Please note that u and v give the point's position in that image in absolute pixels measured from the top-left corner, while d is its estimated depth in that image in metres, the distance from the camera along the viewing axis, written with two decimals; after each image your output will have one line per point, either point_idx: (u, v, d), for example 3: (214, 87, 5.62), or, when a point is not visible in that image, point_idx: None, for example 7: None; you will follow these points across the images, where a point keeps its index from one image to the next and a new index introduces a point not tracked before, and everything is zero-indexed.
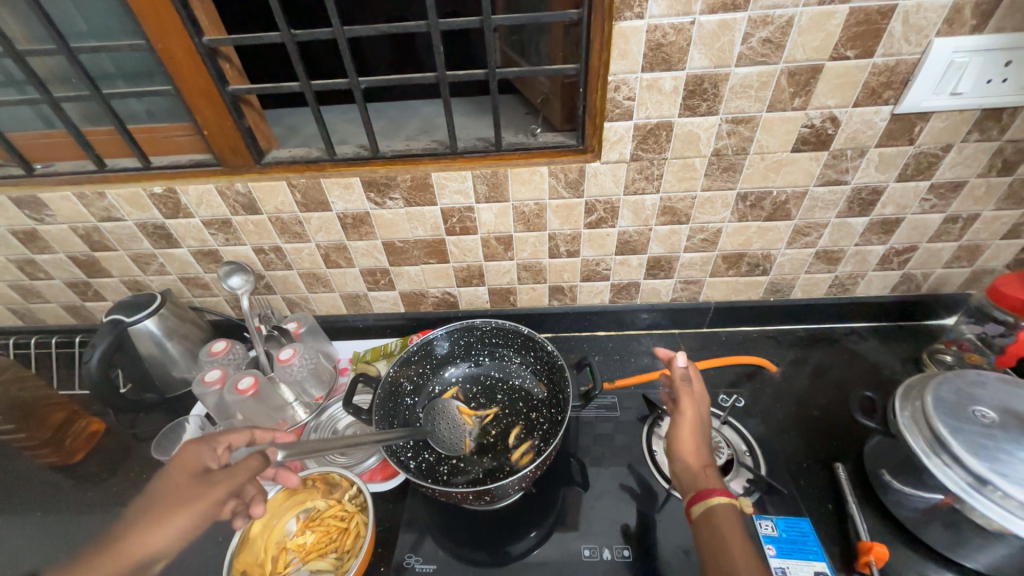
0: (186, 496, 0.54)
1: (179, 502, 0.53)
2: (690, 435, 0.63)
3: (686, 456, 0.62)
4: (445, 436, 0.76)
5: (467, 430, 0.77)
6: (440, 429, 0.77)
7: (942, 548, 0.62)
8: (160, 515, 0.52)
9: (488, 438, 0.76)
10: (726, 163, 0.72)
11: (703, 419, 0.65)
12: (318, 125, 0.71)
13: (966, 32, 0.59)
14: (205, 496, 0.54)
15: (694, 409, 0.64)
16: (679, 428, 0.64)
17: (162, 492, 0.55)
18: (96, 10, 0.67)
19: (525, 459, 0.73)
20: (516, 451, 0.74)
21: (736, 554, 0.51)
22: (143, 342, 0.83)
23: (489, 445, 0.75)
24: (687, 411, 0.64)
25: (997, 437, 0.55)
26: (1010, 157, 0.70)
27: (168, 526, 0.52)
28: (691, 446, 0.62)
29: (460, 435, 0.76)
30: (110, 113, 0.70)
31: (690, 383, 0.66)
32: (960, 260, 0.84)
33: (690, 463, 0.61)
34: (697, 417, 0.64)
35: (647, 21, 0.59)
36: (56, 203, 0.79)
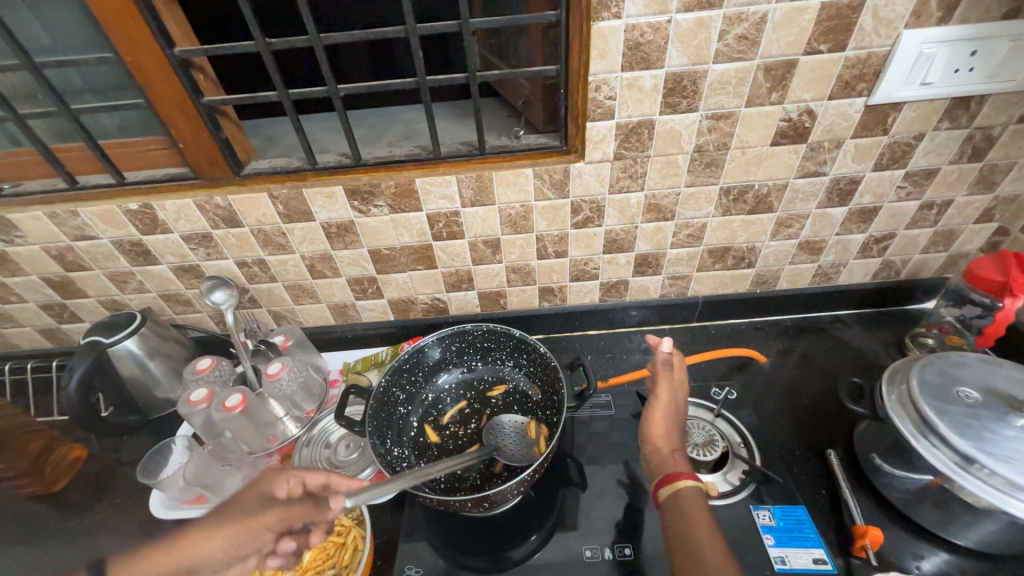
0: (245, 514, 0.57)
1: (237, 519, 0.56)
2: (661, 417, 0.65)
3: (656, 439, 0.64)
4: (512, 449, 0.72)
5: (529, 441, 0.73)
6: (508, 443, 0.73)
7: (933, 528, 0.63)
8: (220, 522, 0.55)
9: (535, 439, 0.73)
10: (708, 158, 0.73)
11: (678, 405, 0.68)
12: (298, 134, 0.69)
13: (933, 23, 0.61)
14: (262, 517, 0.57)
15: (670, 390, 0.67)
16: (653, 410, 0.66)
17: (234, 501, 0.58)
18: (64, 25, 0.65)
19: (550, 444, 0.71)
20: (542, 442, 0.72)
21: (699, 532, 0.53)
22: (123, 363, 0.80)
23: (531, 447, 0.72)
24: (661, 393, 0.67)
25: (981, 416, 0.57)
26: (980, 143, 0.72)
27: (222, 538, 0.54)
28: (662, 429, 0.65)
29: (528, 449, 0.72)
30: (80, 129, 0.68)
31: (670, 369, 0.69)
32: (937, 245, 0.86)
33: (660, 446, 0.64)
34: (671, 402, 0.67)
35: (624, 21, 0.60)
36: (27, 224, 0.76)
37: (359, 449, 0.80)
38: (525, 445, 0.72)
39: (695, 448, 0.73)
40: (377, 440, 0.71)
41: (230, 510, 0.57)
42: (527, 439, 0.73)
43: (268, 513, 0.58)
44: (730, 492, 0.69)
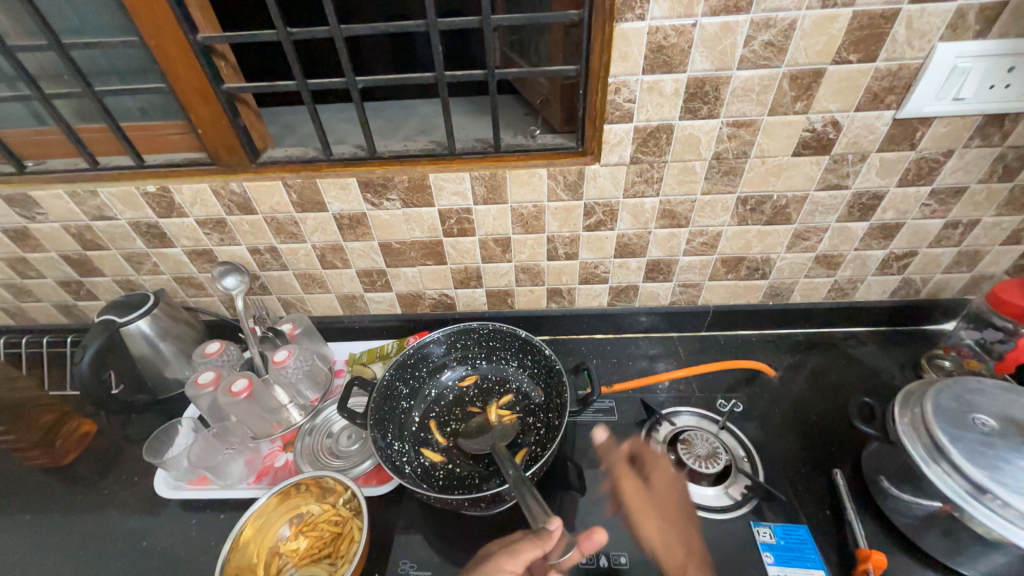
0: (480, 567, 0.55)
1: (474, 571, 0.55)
2: (656, 523, 0.66)
3: (659, 546, 0.64)
4: (499, 437, 0.73)
5: (498, 423, 0.75)
6: (489, 436, 0.73)
7: (940, 556, 0.61)
8: None
9: (499, 422, 0.75)
10: (727, 166, 0.71)
11: (658, 494, 0.68)
12: (315, 125, 0.69)
13: (970, 36, 0.59)
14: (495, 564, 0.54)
15: (632, 482, 0.71)
16: (636, 511, 0.68)
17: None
18: (91, 8, 0.66)
19: (512, 414, 0.77)
20: (504, 415, 0.76)
21: None
22: (135, 343, 0.82)
23: (503, 427, 0.74)
24: (627, 487, 0.70)
25: (997, 445, 0.55)
26: (1011, 163, 0.70)
27: None
28: (662, 536, 0.65)
29: (505, 426, 0.74)
30: (103, 112, 0.69)
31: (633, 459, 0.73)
32: (960, 266, 0.83)
33: (664, 556, 0.63)
34: (650, 494, 0.69)
35: (648, 22, 0.58)
36: (48, 202, 0.77)
37: (360, 440, 0.80)
38: (499, 428, 0.74)
39: (698, 460, 0.71)
40: (378, 434, 0.71)
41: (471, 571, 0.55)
42: (493, 427, 0.75)
43: (493, 562, 0.55)
44: (731, 506, 0.68)
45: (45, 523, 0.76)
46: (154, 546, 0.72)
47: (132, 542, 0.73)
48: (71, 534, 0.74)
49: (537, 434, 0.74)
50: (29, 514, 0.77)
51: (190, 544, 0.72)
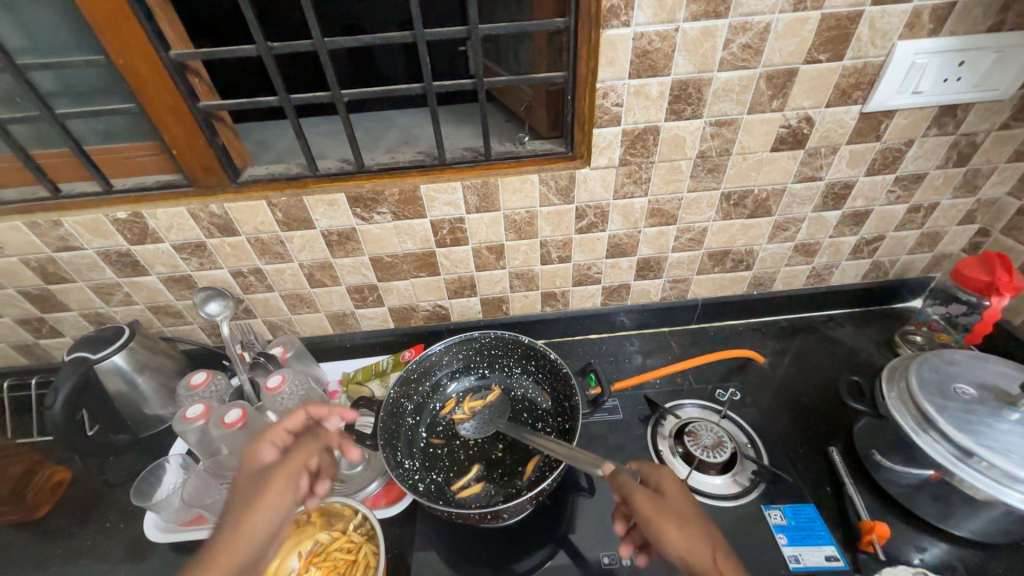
0: (255, 492, 0.53)
1: (252, 503, 0.52)
2: (675, 525, 0.49)
3: (686, 555, 0.48)
4: (495, 414, 0.78)
5: (482, 406, 0.79)
6: (485, 417, 0.78)
7: (934, 521, 0.65)
8: (248, 510, 0.51)
9: (488, 406, 0.79)
10: (711, 164, 0.74)
11: (676, 504, 0.51)
12: (299, 140, 0.67)
13: (925, 34, 0.64)
14: (272, 489, 0.53)
15: (648, 495, 0.51)
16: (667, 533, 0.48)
17: (260, 496, 0.53)
18: (46, 25, 0.62)
19: (487, 393, 0.82)
20: (482, 398, 0.81)
21: None
22: (110, 379, 0.76)
23: (495, 407, 0.79)
24: (645, 507, 0.50)
25: (979, 412, 0.59)
26: (964, 149, 0.76)
27: (258, 529, 0.50)
28: (685, 538, 0.48)
29: (494, 402, 0.80)
30: (65, 135, 0.65)
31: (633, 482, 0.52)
32: (922, 246, 0.89)
33: (696, 560, 0.47)
34: (667, 505, 0.51)
35: (633, 29, 0.60)
36: (4, 235, 0.72)
37: (364, 461, 0.77)
38: (484, 410, 0.79)
39: (705, 450, 0.73)
40: (389, 453, 0.70)
41: (259, 495, 0.53)
42: (487, 410, 0.79)
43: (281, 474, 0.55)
44: (741, 493, 0.70)
45: None
46: None
47: None
48: None
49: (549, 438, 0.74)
50: None
51: None
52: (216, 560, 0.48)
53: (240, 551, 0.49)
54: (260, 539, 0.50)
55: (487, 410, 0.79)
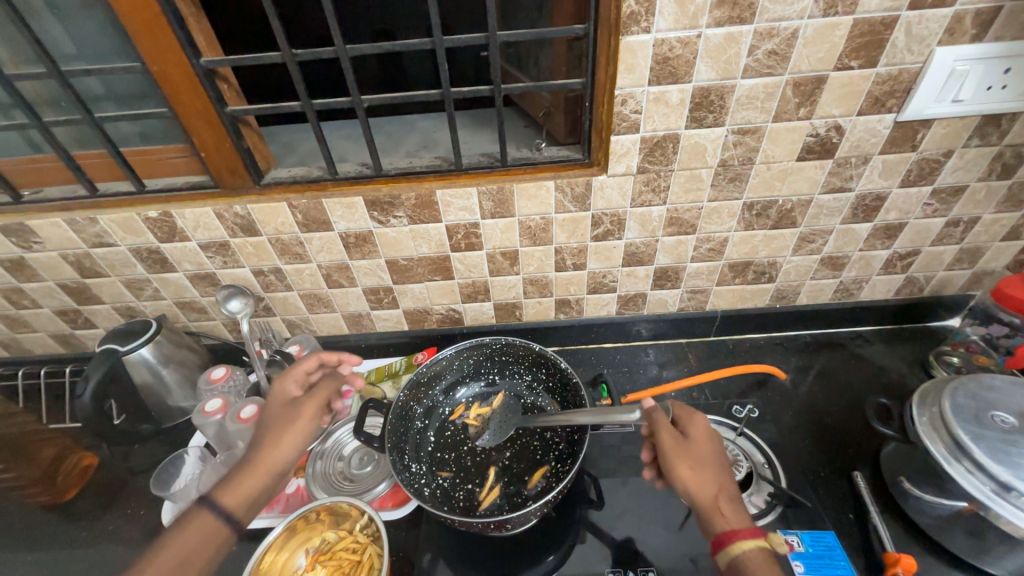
0: (289, 419, 0.64)
1: (286, 426, 0.63)
2: (690, 466, 0.58)
3: (693, 491, 0.56)
4: (503, 419, 0.78)
5: (488, 410, 0.79)
6: (493, 422, 0.78)
7: (966, 556, 0.61)
8: (286, 432, 0.63)
9: (490, 413, 0.79)
10: (733, 173, 0.72)
11: (698, 449, 0.59)
12: (320, 144, 0.69)
13: (966, 40, 0.60)
14: (303, 416, 0.64)
15: (672, 438, 0.60)
16: (680, 467, 0.58)
17: (294, 420, 0.64)
18: (90, 33, 0.66)
19: (492, 397, 0.82)
20: (487, 403, 0.81)
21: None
22: (137, 371, 0.80)
23: (498, 412, 0.79)
24: (669, 447, 0.59)
25: (1019, 443, 0.55)
26: (1009, 161, 0.71)
27: (292, 446, 0.62)
28: (696, 477, 0.57)
29: (500, 406, 0.80)
30: (103, 137, 0.68)
31: (664, 422, 0.61)
32: (961, 263, 0.85)
33: (701, 498, 0.56)
34: (689, 449, 0.59)
35: (653, 35, 0.59)
36: (46, 230, 0.76)
37: (373, 462, 0.79)
38: (490, 414, 0.79)
39: None
40: (396, 456, 0.70)
41: (294, 419, 0.64)
42: (493, 418, 0.78)
43: (309, 406, 0.65)
44: (756, 515, 0.67)
45: (48, 563, 0.73)
46: None
47: None
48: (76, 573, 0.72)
49: (558, 448, 0.73)
50: (32, 554, 0.74)
51: None
52: (260, 465, 0.60)
53: (274, 463, 0.61)
54: (295, 452, 0.63)
55: (492, 417, 0.79)
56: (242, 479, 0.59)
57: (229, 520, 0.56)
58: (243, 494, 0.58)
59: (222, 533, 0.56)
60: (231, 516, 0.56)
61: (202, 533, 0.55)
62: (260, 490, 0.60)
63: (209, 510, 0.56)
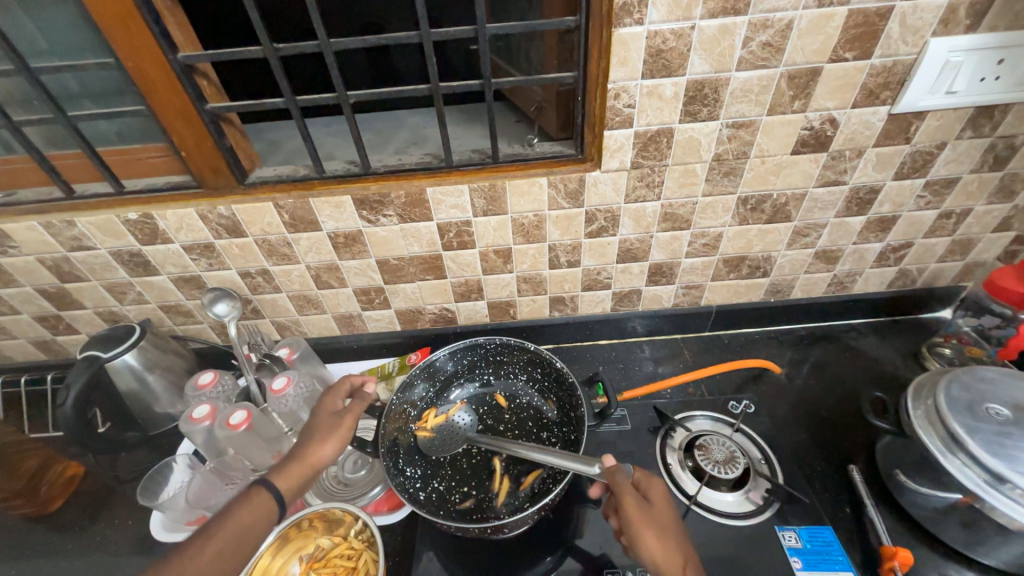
0: (339, 421, 0.63)
1: (336, 426, 0.62)
2: (654, 533, 0.52)
3: (660, 561, 0.51)
4: (464, 428, 0.76)
5: (446, 419, 0.78)
6: (451, 432, 0.76)
7: (960, 547, 0.62)
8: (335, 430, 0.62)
9: (449, 420, 0.78)
10: (727, 167, 0.71)
11: (660, 514, 0.54)
12: (305, 142, 0.67)
13: (960, 31, 0.60)
14: (351, 417, 0.64)
15: (636, 501, 0.54)
16: (647, 536, 0.52)
17: (343, 420, 0.63)
18: (60, 28, 0.63)
19: (450, 406, 0.80)
20: (444, 412, 0.80)
21: None
22: (121, 378, 0.77)
23: (459, 419, 0.78)
24: (632, 513, 0.53)
25: (1013, 435, 0.55)
26: (1001, 153, 0.71)
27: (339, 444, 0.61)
28: (661, 545, 0.52)
29: (460, 416, 0.78)
30: (77, 137, 0.65)
31: (623, 482, 0.56)
32: (954, 254, 0.85)
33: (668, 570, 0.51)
34: (652, 514, 0.54)
35: (646, 27, 0.58)
36: (21, 234, 0.73)
37: (367, 467, 0.77)
38: (448, 424, 0.78)
39: (716, 465, 0.71)
40: (390, 461, 0.68)
41: (342, 419, 0.63)
42: (458, 424, 0.77)
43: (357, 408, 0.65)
44: (754, 512, 0.67)
45: None
46: None
47: None
48: None
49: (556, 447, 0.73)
50: (16, 568, 0.72)
51: None
52: (308, 458, 0.59)
53: (320, 458, 0.60)
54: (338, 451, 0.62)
55: (454, 423, 0.77)
56: (288, 467, 0.58)
57: (278, 504, 0.55)
58: (289, 483, 0.57)
59: (271, 515, 0.54)
60: (281, 499, 0.55)
61: (254, 511, 0.53)
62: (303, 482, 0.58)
63: (259, 492, 0.54)
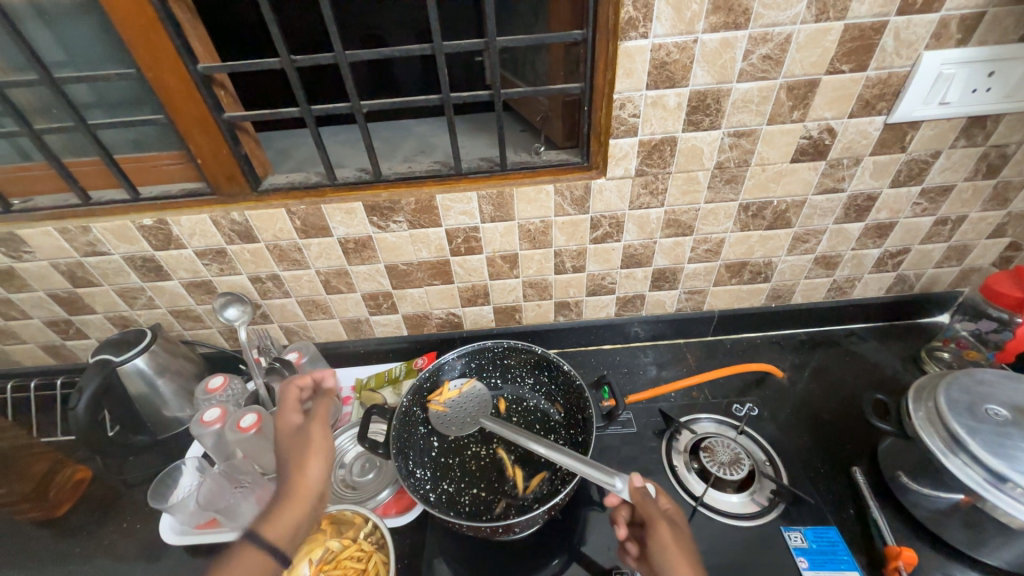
0: (304, 443, 0.59)
1: (305, 449, 0.59)
2: (688, 562, 0.50)
3: None
4: (473, 408, 0.80)
5: (459, 396, 0.80)
6: (461, 409, 0.79)
7: (963, 548, 0.62)
8: (305, 452, 0.59)
9: (461, 397, 0.80)
10: (729, 175, 0.73)
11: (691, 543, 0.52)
12: (319, 150, 0.68)
13: (952, 45, 0.62)
14: (314, 434, 0.60)
15: (669, 528, 0.52)
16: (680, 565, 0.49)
17: (308, 439, 0.60)
18: (82, 40, 0.65)
19: (462, 381, 0.82)
20: (456, 386, 0.82)
21: None
22: (131, 381, 0.78)
23: (471, 396, 0.81)
24: (664, 534, 0.51)
25: (1013, 435, 0.56)
26: (995, 161, 0.73)
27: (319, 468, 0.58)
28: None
29: (471, 394, 0.81)
30: (96, 145, 0.67)
31: (654, 506, 0.54)
32: (950, 260, 0.87)
33: None
34: (684, 541, 0.52)
35: (651, 41, 0.60)
36: (37, 240, 0.74)
37: (376, 469, 0.78)
38: (459, 400, 0.80)
39: (721, 467, 0.72)
40: (401, 462, 0.69)
41: (308, 437, 0.60)
42: (471, 402, 0.80)
43: (314, 424, 0.61)
44: (759, 513, 0.68)
45: None
46: None
47: None
48: None
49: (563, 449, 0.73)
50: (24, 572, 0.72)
51: None
52: (294, 494, 0.56)
53: (304, 488, 0.56)
54: (324, 470, 0.59)
55: (466, 401, 0.80)
56: (276, 512, 0.54)
57: (275, 554, 0.51)
58: (281, 527, 0.53)
59: (271, 568, 0.50)
60: (275, 548, 0.51)
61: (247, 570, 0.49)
62: (299, 520, 0.55)
63: (248, 548, 0.51)
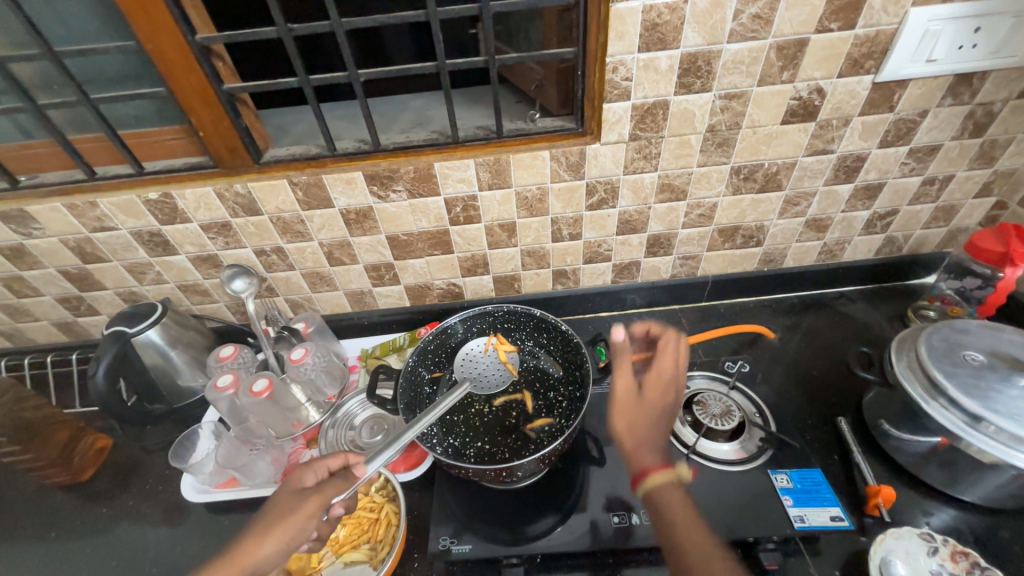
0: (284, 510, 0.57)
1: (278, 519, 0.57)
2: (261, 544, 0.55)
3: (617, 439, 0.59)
4: (483, 371, 0.83)
5: (500, 361, 0.83)
6: (481, 362, 0.84)
7: (941, 487, 0.66)
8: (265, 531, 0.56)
9: (505, 362, 0.83)
10: (721, 138, 0.74)
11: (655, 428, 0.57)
12: (319, 122, 0.70)
13: (939, 1, 0.63)
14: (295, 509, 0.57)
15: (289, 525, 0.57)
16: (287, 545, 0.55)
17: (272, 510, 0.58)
18: (80, 15, 0.66)
19: (515, 367, 0.83)
20: (513, 362, 0.83)
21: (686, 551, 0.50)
22: (146, 353, 0.81)
23: (505, 374, 0.82)
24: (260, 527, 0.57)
25: (988, 377, 0.59)
26: (981, 119, 0.75)
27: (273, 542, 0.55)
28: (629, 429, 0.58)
29: (499, 372, 0.82)
30: (100, 119, 0.68)
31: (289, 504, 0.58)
32: (937, 220, 0.89)
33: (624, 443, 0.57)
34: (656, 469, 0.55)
35: (642, 2, 0.61)
36: (45, 216, 0.76)
37: (384, 432, 0.82)
38: (496, 363, 0.83)
39: (713, 418, 0.76)
40: (408, 418, 0.73)
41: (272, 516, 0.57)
42: (501, 369, 0.83)
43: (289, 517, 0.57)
44: (747, 459, 0.71)
45: (72, 539, 0.75)
46: (187, 549, 0.73)
47: (165, 548, 0.73)
48: (99, 548, 0.74)
49: (563, 405, 0.77)
50: (55, 531, 0.77)
51: (224, 545, 0.72)
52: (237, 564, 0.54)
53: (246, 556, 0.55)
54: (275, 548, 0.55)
55: (500, 365, 0.83)
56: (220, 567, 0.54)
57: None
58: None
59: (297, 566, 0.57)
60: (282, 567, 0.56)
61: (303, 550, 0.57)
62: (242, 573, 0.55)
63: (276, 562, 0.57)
